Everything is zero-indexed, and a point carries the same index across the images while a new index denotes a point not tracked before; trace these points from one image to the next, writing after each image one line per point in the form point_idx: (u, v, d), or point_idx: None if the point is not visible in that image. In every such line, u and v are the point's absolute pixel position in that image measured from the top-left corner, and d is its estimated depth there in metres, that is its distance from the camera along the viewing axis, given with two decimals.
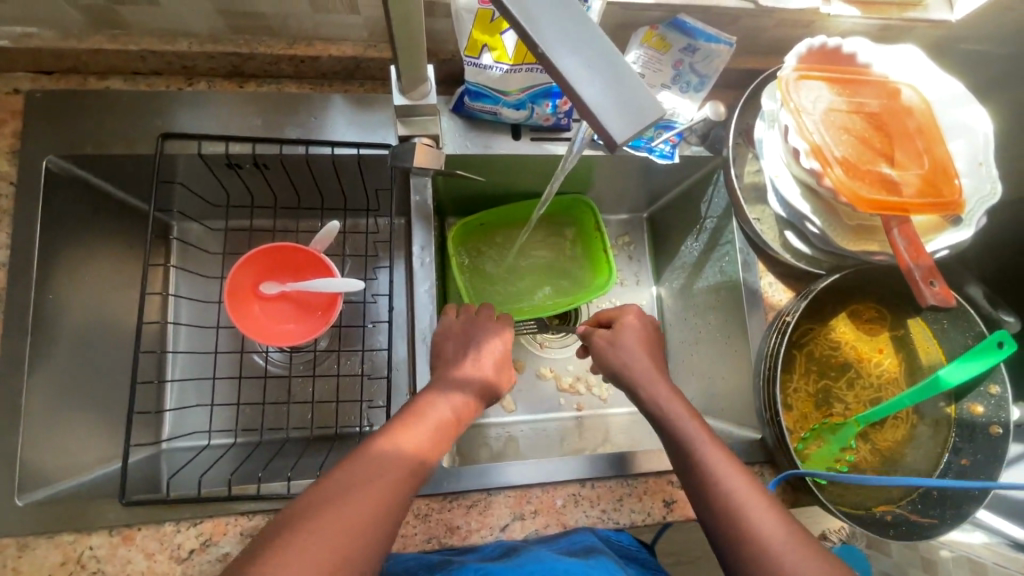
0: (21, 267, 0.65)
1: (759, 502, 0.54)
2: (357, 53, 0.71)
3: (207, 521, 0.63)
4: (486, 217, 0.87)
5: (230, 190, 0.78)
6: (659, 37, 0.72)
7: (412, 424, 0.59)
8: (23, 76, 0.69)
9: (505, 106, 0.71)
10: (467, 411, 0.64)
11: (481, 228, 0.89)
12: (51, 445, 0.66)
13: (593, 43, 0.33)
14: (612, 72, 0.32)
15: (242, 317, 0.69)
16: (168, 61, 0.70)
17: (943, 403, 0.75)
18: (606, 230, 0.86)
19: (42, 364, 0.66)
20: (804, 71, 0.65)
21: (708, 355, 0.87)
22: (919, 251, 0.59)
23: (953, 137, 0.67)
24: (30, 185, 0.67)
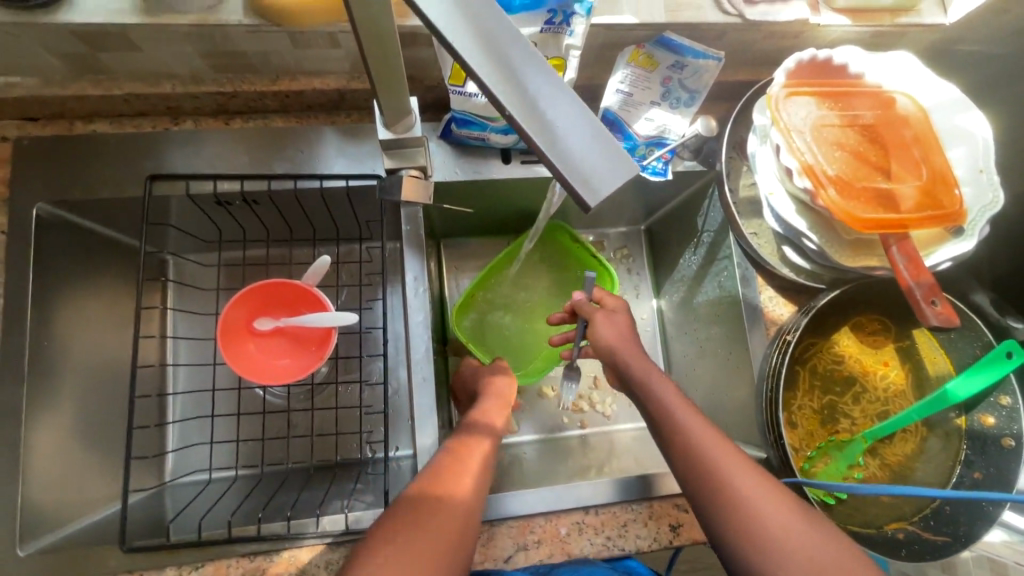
0: (15, 316, 0.66)
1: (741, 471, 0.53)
2: (340, 86, 0.71)
3: (209, 564, 0.62)
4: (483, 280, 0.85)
5: (222, 226, 0.78)
6: (645, 56, 0.71)
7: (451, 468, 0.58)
8: (11, 124, 0.70)
9: (493, 131, 0.70)
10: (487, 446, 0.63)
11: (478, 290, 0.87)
12: (52, 491, 0.66)
13: (565, 103, 0.31)
14: (585, 130, 0.31)
15: (237, 357, 0.68)
16: (152, 103, 0.70)
17: (953, 414, 0.73)
18: (585, 239, 0.87)
19: (40, 412, 0.66)
20: (793, 86, 0.64)
21: (710, 370, 0.86)
22: (919, 269, 0.57)
23: (952, 145, 0.65)
24: (21, 233, 0.67)
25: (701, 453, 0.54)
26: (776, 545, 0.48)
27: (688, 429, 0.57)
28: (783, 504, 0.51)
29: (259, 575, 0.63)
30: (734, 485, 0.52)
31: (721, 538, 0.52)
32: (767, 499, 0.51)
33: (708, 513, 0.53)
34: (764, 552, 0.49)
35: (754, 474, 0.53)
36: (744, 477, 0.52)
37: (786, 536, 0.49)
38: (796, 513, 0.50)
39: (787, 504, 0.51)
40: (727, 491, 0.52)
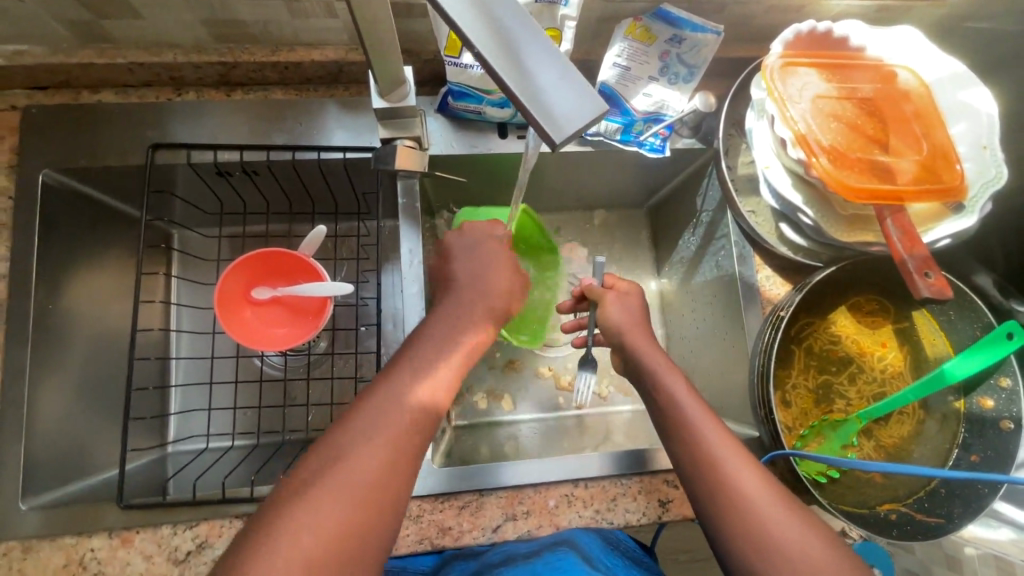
0: (22, 279, 0.67)
1: (746, 471, 0.53)
2: (339, 58, 0.71)
3: (203, 523, 0.64)
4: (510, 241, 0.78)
5: (223, 197, 0.80)
6: (643, 29, 0.71)
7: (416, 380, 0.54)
8: (20, 93, 0.71)
9: (489, 104, 0.71)
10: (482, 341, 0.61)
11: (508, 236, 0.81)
12: (56, 450, 0.68)
13: (537, 49, 0.32)
14: (556, 72, 0.32)
15: (233, 323, 0.70)
16: (156, 72, 0.71)
17: (951, 397, 0.72)
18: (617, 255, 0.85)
19: (46, 373, 0.68)
20: (790, 57, 0.63)
21: (705, 352, 0.85)
22: (913, 242, 0.57)
23: (954, 121, 0.64)
24: (29, 199, 0.69)
25: (717, 461, 0.54)
26: (784, 552, 0.49)
27: (702, 434, 0.56)
28: (789, 510, 0.51)
29: None
30: (742, 489, 0.52)
31: (725, 542, 0.51)
32: (777, 507, 0.51)
33: (717, 519, 0.52)
34: (773, 559, 0.49)
35: (764, 483, 0.53)
36: (753, 481, 0.53)
37: (795, 544, 0.49)
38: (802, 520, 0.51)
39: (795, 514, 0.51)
40: (737, 496, 0.52)
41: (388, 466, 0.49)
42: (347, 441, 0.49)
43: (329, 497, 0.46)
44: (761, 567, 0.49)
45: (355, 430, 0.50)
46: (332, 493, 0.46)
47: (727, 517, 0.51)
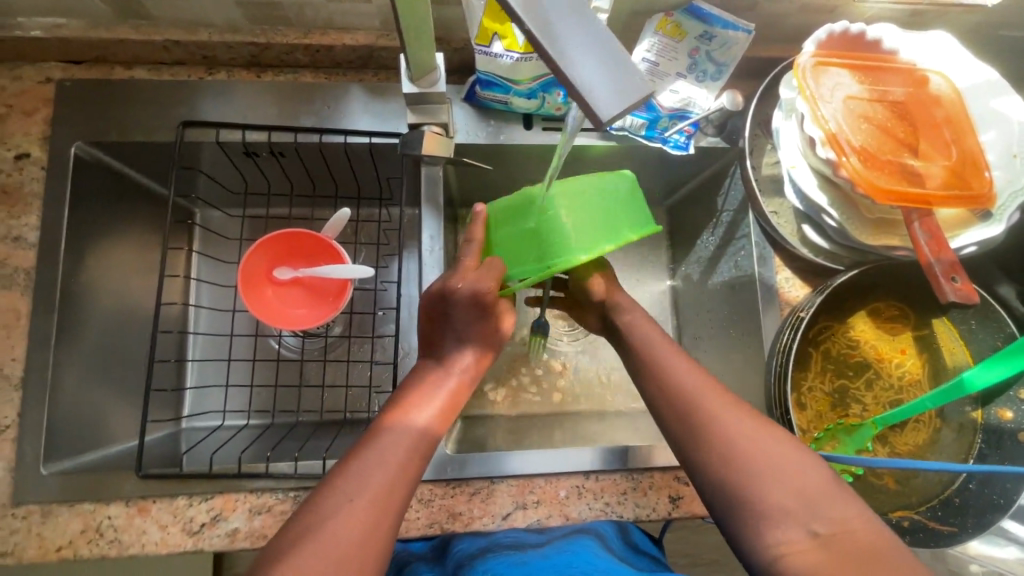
0: (50, 249, 0.68)
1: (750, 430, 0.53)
2: (370, 43, 0.72)
3: (218, 496, 0.65)
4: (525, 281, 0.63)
5: (247, 177, 0.80)
6: (673, 24, 0.71)
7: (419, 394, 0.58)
8: (55, 66, 0.73)
9: (516, 95, 0.71)
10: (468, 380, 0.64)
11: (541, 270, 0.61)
12: (76, 419, 0.69)
13: (585, 29, 0.32)
14: (600, 52, 0.32)
15: (255, 301, 0.70)
16: (190, 51, 0.72)
17: (969, 407, 0.72)
18: None
19: (70, 341, 0.69)
20: (823, 57, 0.63)
21: (719, 353, 0.85)
22: (941, 246, 0.57)
23: (985, 128, 0.64)
24: (60, 170, 0.70)
25: (685, 389, 0.57)
26: (784, 509, 0.48)
27: (672, 370, 0.59)
28: (758, 425, 0.53)
29: (265, 511, 0.65)
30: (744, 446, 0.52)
31: (697, 463, 0.54)
32: (743, 423, 0.53)
33: (686, 441, 0.55)
34: (739, 470, 0.51)
35: (731, 406, 0.55)
36: (721, 403, 0.55)
37: (760, 452, 0.51)
38: (770, 434, 0.52)
39: (763, 429, 0.53)
40: (738, 455, 0.51)
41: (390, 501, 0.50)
42: (345, 479, 0.51)
43: (334, 537, 0.47)
44: (730, 475, 0.51)
45: (353, 471, 0.51)
46: (336, 533, 0.47)
47: (694, 437, 0.54)
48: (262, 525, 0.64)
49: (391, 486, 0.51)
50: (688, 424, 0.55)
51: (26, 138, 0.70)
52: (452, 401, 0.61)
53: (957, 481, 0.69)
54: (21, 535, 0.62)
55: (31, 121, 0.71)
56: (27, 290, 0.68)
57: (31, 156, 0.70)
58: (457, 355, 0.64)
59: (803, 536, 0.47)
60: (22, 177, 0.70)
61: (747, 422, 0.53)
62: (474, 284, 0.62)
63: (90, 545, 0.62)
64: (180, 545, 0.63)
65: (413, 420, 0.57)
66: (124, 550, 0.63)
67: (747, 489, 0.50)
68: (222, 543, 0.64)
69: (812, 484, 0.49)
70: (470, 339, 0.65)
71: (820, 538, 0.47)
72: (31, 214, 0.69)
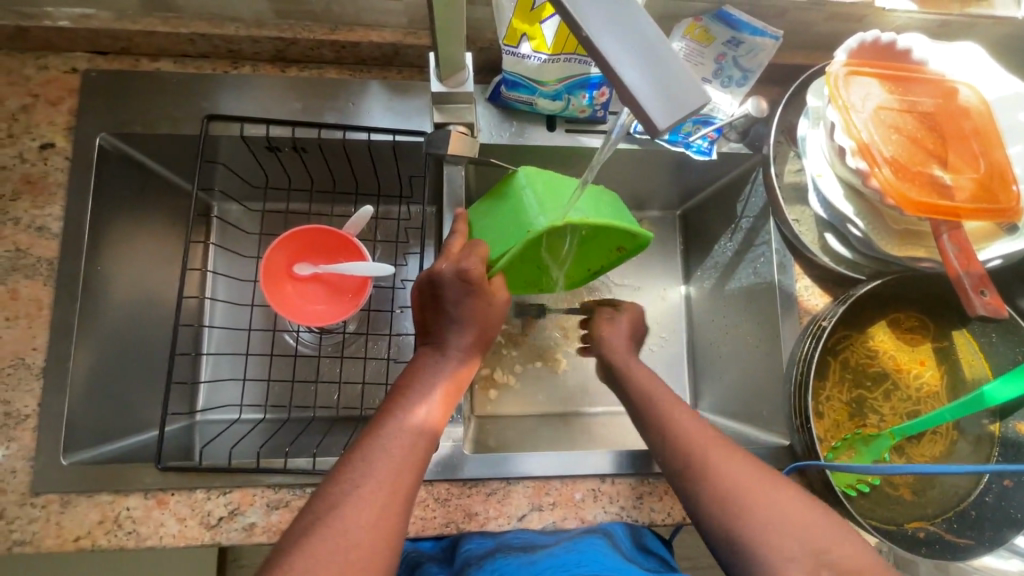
0: (73, 239, 0.68)
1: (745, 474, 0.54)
2: (396, 40, 0.72)
3: (236, 491, 0.65)
4: (509, 252, 0.65)
5: (268, 172, 0.80)
6: (702, 30, 0.70)
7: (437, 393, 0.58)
8: (80, 56, 0.72)
9: (541, 96, 0.71)
10: (467, 372, 0.61)
11: (522, 237, 0.65)
12: (95, 410, 0.69)
13: (640, 38, 0.32)
14: (655, 62, 0.32)
15: (275, 297, 0.70)
16: (215, 44, 0.72)
17: (986, 420, 0.72)
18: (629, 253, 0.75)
19: (91, 332, 0.69)
20: (854, 66, 0.62)
21: (735, 359, 0.85)
22: (970, 259, 0.58)
23: (1013, 141, 0.63)
24: (84, 161, 0.70)
25: (684, 442, 0.57)
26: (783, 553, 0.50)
27: (668, 419, 0.60)
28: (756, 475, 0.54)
29: (282, 506, 0.65)
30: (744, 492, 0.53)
31: (702, 516, 0.54)
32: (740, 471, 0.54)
33: (691, 495, 0.55)
34: (740, 520, 0.51)
35: (726, 455, 0.56)
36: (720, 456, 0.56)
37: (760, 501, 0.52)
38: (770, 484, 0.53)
39: (764, 480, 0.54)
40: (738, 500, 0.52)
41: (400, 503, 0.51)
42: (352, 484, 0.50)
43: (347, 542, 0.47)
44: (732, 519, 0.52)
45: (359, 476, 0.51)
46: (349, 538, 0.47)
47: (698, 492, 0.54)
48: (278, 520, 0.65)
49: (399, 488, 0.51)
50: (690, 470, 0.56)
51: (51, 128, 0.70)
52: (452, 394, 0.60)
53: (972, 494, 0.69)
54: (40, 524, 0.62)
55: (56, 111, 0.71)
56: (48, 280, 0.68)
57: (55, 146, 0.70)
58: (457, 338, 0.61)
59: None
60: (46, 167, 0.70)
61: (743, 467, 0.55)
62: (459, 265, 0.61)
63: (108, 536, 0.62)
64: (197, 538, 0.63)
65: (417, 418, 0.56)
66: (141, 542, 0.63)
67: (755, 543, 0.50)
68: (239, 537, 0.64)
69: (816, 534, 0.50)
70: (470, 321, 0.61)
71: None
72: (54, 205, 0.69)
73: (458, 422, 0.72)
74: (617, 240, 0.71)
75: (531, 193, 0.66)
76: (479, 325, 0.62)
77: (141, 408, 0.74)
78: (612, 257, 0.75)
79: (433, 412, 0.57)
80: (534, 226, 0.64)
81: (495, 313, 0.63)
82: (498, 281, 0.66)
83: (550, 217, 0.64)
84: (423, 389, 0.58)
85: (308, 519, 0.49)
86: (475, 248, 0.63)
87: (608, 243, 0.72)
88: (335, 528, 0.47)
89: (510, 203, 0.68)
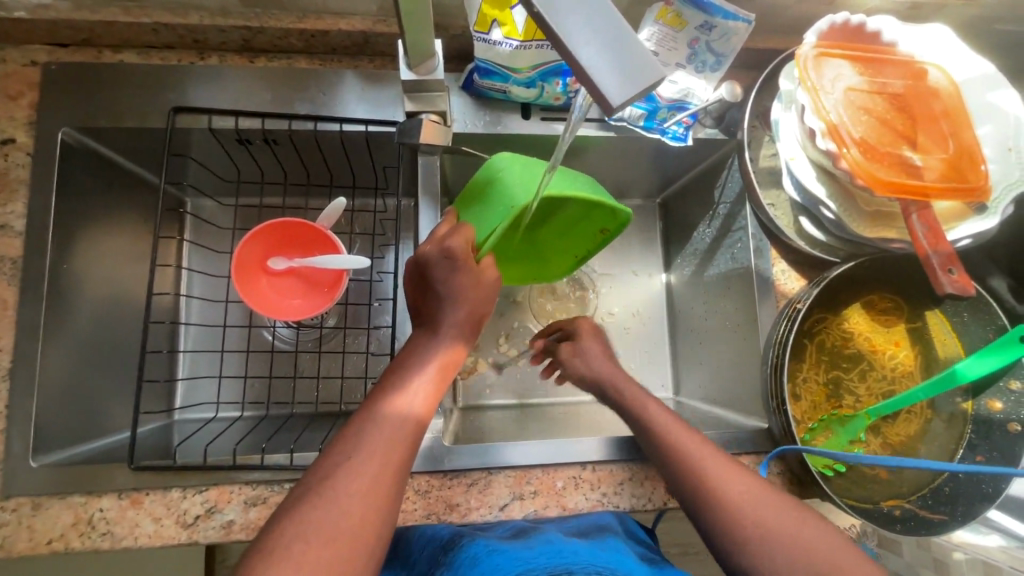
0: (37, 237, 0.67)
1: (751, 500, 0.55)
2: (366, 28, 0.71)
3: (213, 489, 0.64)
4: (495, 231, 0.65)
5: (239, 165, 0.79)
6: (673, 14, 0.69)
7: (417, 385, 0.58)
8: (40, 49, 0.71)
9: (515, 84, 0.70)
10: (455, 356, 0.61)
11: (506, 214, 0.65)
12: (65, 412, 0.67)
13: (593, 12, 0.32)
14: (608, 37, 0.32)
15: (249, 292, 0.69)
16: (180, 34, 0.70)
17: (959, 398, 0.73)
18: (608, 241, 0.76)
19: (58, 331, 0.68)
20: (824, 48, 0.62)
21: (714, 344, 0.85)
22: (938, 238, 0.58)
23: (980, 122, 0.64)
24: (46, 156, 0.68)
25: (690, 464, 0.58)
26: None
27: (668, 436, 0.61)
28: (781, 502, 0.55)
29: (261, 503, 0.64)
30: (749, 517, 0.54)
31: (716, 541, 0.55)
32: (758, 494, 0.55)
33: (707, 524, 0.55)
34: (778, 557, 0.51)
35: (758, 488, 0.56)
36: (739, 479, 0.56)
37: (786, 530, 0.53)
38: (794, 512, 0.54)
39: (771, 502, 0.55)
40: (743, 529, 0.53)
41: (386, 492, 0.50)
42: (334, 476, 0.50)
43: (335, 530, 0.47)
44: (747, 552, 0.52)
45: (345, 462, 0.50)
46: (336, 528, 0.47)
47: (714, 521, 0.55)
48: (257, 516, 0.64)
49: (381, 478, 0.50)
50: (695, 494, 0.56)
51: (11, 122, 0.68)
52: (441, 378, 0.59)
53: (947, 471, 0.70)
54: (11, 528, 0.61)
55: (15, 105, 0.69)
56: (13, 279, 0.66)
57: (16, 142, 0.68)
58: (440, 325, 0.61)
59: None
60: (7, 163, 0.68)
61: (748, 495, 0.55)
62: (442, 244, 0.62)
63: (82, 538, 0.61)
64: (174, 538, 0.63)
65: (400, 406, 0.56)
66: (117, 543, 0.62)
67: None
68: (217, 535, 0.63)
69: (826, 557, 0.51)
70: (452, 309, 0.61)
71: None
72: (17, 202, 0.67)
73: (438, 414, 0.72)
74: (599, 219, 0.72)
75: (506, 174, 0.68)
76: (457, 316, 0.61)
77: (115, 407, 0.73)
78: (597, 240, 0.76)
79: (416, 400, 0.57)
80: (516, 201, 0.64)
81: (484, 292, 0.63)
82: (488, 261, 0.64)
83: (530, 191, 0.65)
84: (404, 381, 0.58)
85: (288, 511, 0.48)
86: (459, 229, 0.63)
87: (589, 221, 0.73)
88: (308, 521, 0.47)
89: (489, 189, 0.69)
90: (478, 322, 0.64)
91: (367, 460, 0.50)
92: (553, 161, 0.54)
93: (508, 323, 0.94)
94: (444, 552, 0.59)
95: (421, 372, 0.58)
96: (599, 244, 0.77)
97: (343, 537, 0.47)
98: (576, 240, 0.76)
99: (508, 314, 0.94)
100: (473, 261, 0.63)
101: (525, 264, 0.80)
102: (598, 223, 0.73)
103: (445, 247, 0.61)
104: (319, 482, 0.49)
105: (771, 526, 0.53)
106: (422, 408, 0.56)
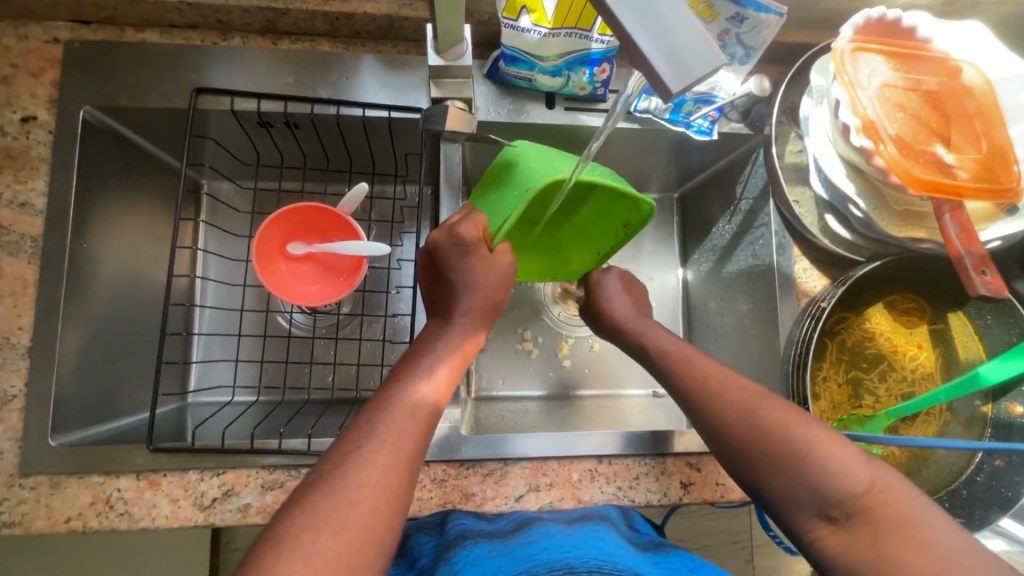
0: (57, 216, 0.66)
1: (754, 415, 0.54)
2: (391, 12, 0.70)
3: (230, 472, 0.64)
4: (509, 218, 0.63)
5: (259, 148, 0.78)
6: (705, 5, 0.66)
7: (438, 375, 0.57)
8: (62, 25, 0.70)
9: (541, 72, 0.69)
10: (474, 343, 0.61)
11: (521, 199, 0.63)
12: (82, 391, 0.67)
13: None
14: (663, 18, 0.31)
15: (270, 276, 0.69)
16: (204, 15, 0.70)
17: (979, 401, 0.72)
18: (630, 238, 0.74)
19: (77, 311, 0.67)
20: (860, 42, 0.62)
21: (731, 341, 0.85)
22: (971, 239, 0.58)
23: (1015, 123, 0.63)
24: (68, 135, 0.67)
25: (696, 396, 0.58)
26: (798, 495, 0.50)
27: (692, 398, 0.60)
28: (780, 410, 0.53)
29: (277, 488, 0.64)
30: (749, 435, 0.53)
31: (730, 461, 0.55)
32: (754, 406, 0.54)
33: (716, 445, 0.56)
34: (780, 475, 0.51)
35: (766, 406, 0.54)
36: (735, 399, 0.56)
37: (777, 442, 0.51)
38: (795, 419, 0.52)
39: (780, 419, 0.52)
40: (749, 448, 0.53)
41: (400, 483, 0.49)
42: (353, 460, 0.49)
43: (351, 516, 0.46)
44: (751, 468, 0.53)
45: (358, 449, 0.50)
46: (351, 517, 0.46)
47: (719, 441, 0.56)
48: (273, 501, 0.64)
49: (401, 464, 0.50)
50: (703, 416, 0.57)
51: (32, 99, 0.68)
52: (460, 367, 0.59)
53: (964, 474, 0.70)
54: (29, 506, 0.61)
55: (37, 82, 0.68)
56: (33, 258, 0.66)
57: (37, 119, 0.68)
58: (463, 314, 0.61)
59: (822, 521, 0.49)
60: (27, 140, 0.67)
61: (752, 409, 0.54)
62: (453, 230, 0.62)
63: (100, 518, 0.62)
64: (191, 519, 0.63)
65: (423, 395, 0.55)
66: (134, 523, 0.62)
67: (781, 491, 0.51)
68: (233, 518, 0.63)
69: (834, 470, 0.49)
70: (472, 298, 0.61)
71: (839, 522, 0.48)
72: (37, 180, 0.67)
73: (455, 403, 0.72)
74: (621, 213, 0.71)
75: (524, 160, 0.66)
76: (476, 303, 0.61)
77: (133, 389, 0.73)
78: (619, 236, 0.74)
79: (438, 389, 0.57)
80: (531, 185, 0.62)
81: (501, 276, 0.63)
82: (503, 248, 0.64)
83: (544, 175, 0.63)
84: (424, 366, 0.57)
85: (308, 495, 0.48)
86: (473, 216, 0.63)
87: (609, 214, 0.72)
88: (328, 509, 0.46)
89: (505, 176, 0.67)
90: (498, 312, 0.64)
91: (380, 448, 0.50)
92: (586, 152, 0.53)
93: (521, 314, 0.94)
94: (445, 551, 0.58)
95: (440, 364, 0.58)
96: (621, 241, 0.75)
97: (361, 529, 0.46)
98: (598, 233, 0.75)
99: (522, 307, 0.94)
100: (486, 248, 0.63)
101: (545, 258, 0.79)
102: (618, 215, 0.71)
103: (463, 231, 0.61)
104: (336, 469, 0.49)
105: (765, 443, 0.52)
106: (443, 397, 0.56)
